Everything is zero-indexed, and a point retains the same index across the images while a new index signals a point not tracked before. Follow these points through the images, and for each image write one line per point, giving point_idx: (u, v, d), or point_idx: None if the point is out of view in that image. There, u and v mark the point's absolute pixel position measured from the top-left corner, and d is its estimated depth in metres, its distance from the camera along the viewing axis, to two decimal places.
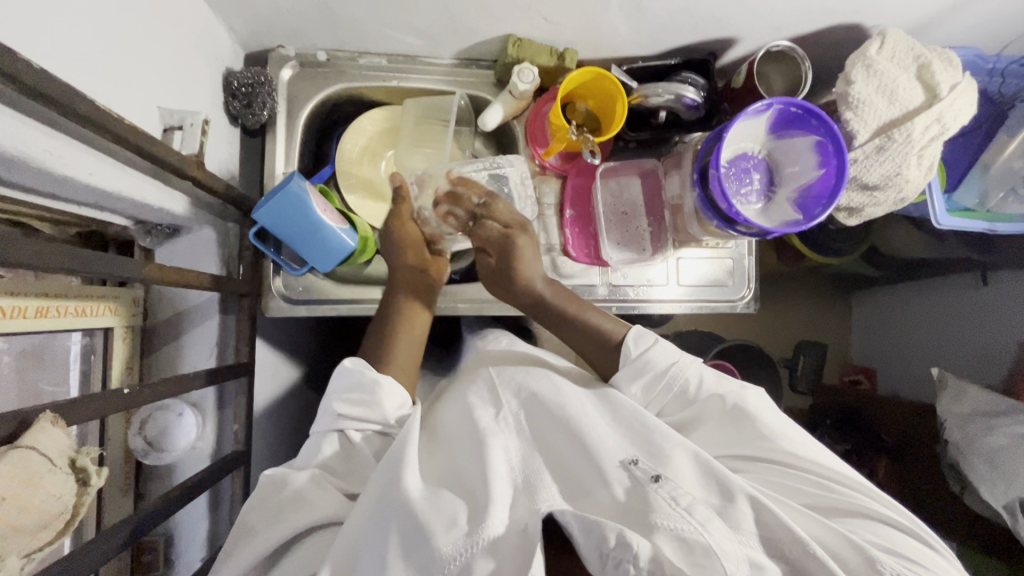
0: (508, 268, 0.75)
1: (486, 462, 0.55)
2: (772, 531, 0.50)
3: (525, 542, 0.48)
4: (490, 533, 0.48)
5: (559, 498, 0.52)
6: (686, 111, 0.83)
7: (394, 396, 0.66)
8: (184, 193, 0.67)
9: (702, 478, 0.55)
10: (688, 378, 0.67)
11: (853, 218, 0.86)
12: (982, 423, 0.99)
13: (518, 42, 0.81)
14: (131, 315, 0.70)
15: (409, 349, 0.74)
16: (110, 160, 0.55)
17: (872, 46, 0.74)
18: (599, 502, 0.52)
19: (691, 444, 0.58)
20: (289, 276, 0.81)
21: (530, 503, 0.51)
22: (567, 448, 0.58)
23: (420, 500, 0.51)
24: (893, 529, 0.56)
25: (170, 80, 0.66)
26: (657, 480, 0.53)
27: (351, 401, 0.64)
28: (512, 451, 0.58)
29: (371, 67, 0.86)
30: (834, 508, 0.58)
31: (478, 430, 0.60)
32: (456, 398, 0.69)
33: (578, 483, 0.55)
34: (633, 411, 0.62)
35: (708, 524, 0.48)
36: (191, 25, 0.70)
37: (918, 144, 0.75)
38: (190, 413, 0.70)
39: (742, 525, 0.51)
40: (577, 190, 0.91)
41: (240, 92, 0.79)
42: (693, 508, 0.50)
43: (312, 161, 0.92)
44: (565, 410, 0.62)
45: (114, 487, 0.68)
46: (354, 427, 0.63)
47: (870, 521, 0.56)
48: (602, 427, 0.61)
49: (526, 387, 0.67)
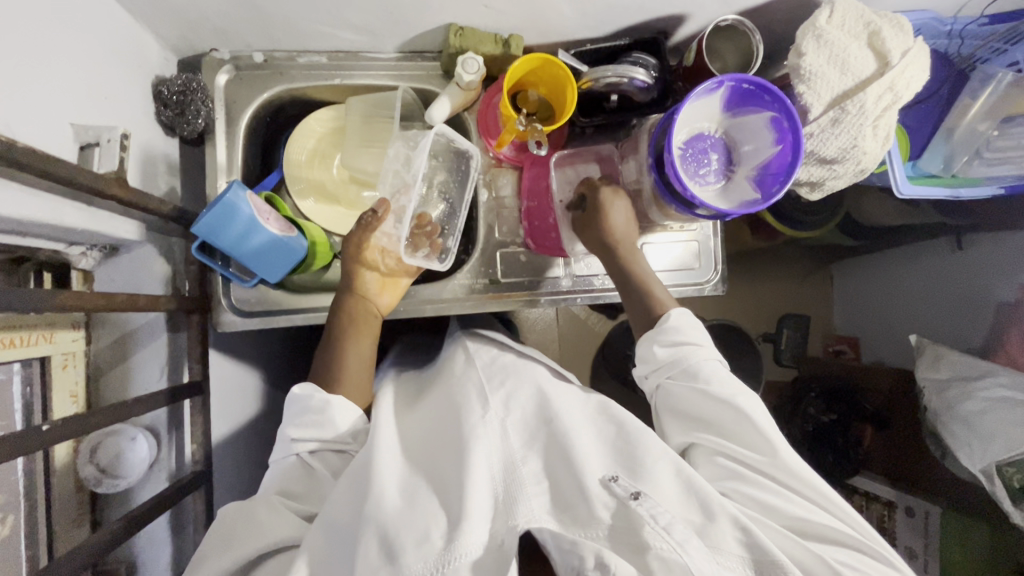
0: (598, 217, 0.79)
1: (466, 473, 0.54)
2: (755, 548, 0.50)
3: (501, 558, 0.49)
4: (464, 552, 0.49)
5: (540, 513, 0.51)
6: (639, 94, 0.80)
7: (347, 413, 0.65)
8: (111, 212, 0.64)
9: (682, 495, 0.54)
10: (701, 363, 0.66)
11: (816, 192, 0.84)
12: (960, 388, 0.99)
13: (460, 31, 0.78)
14: (71, 341, 0.68)
15: (364, 366, 0.72)
16: (9, 182, 0.51)
17: (821, 15, 0.71)
18: (579, 516, 0.51)
19: (672, 457, 0.57)
20: (239, 288, 0.79)
21: (506, 518, 0.51)
22: (548, 458, 0.57)
23: (394, 515, 0.52)
24: (869, 557, 0.55)
25: (86, 93, 0.62)
26: (637, 497, 0.52)
27: (302, 424, 0.64)
28: (494, 459, 0.57)
29: (311, 66, 0.83)
30: (812, 531, 0.57)
31: (462, 439, 0.59)
32: (442, 404, 0.68)
33: (563, 495, 0.53)
34: (620, 428, 0.62)
35: (686, 544, 0.49)
36: (106, 33, 0.66)
37: (873, 114, 0.73)
38: (143, 437, 0.69)
39: (722, 545, 0.50)
40: (533, 181, 0.87)
41: (172, 100, 0.75)
42: (672, 529, 0.50)
43: (261, 167, 0.89)
44: (554, 423, 0.61)
45: (65, 518, 0.66)
46: (308, 449, 0.63)
47: (844, 548, 0.55)
48: (589, 442, 0.59)
49: (517, 397, 0.65)
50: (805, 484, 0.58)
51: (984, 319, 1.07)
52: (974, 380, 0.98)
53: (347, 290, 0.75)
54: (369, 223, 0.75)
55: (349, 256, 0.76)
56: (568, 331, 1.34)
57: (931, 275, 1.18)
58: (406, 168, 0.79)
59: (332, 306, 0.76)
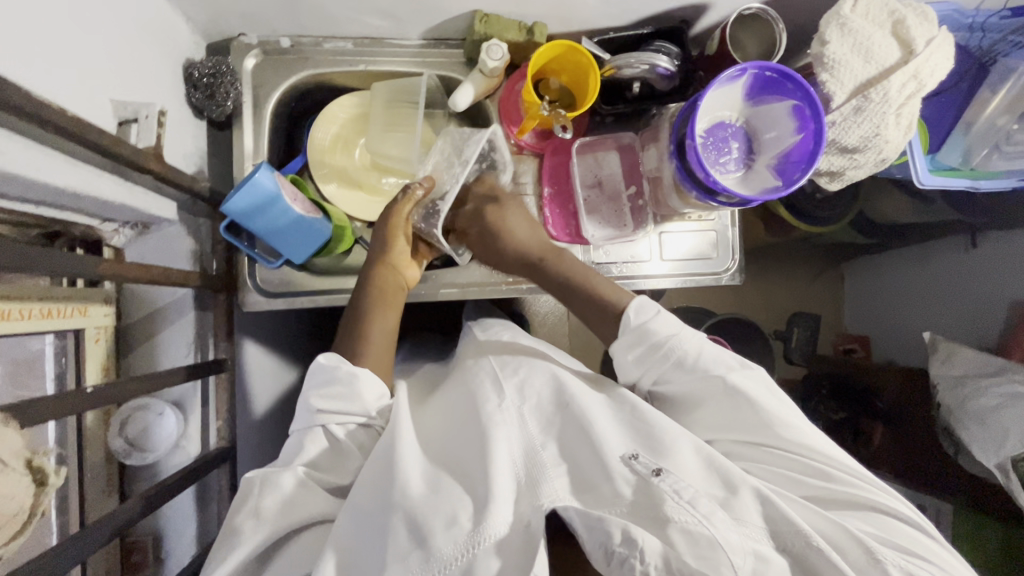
0: (491, 232, 0.78)
1: (488, 456, 0.54)
2: (775, 521, 0.51)
3: (528, 539, 0.49)
4: (492, 533, 0.49)
5: (563, 493, 0.52)
6: (660, 81, 0.81)
7: (374, 389, 0.65)
8: (146, 188, 0.65)
9: (705, 471, 0.54)
10: (688, 347, 0.64)
11: (835, 183, 0.84)
12: (974, 383, 0.99)
13: (485, 18, 0.79)
14: (103, 316, 0.69)
15: (388, 337, 0.71)
16: (53, 152, 0.53)
17: (845, 4, 0.72)
18: (603, 496, 0.51)
19: (692, 437, 0.58)
20: (264, 268, 0.79)
21: (532, 498, 0.51)
22: (570, 441, 0.57)
23: (420, 498, 0.52)
24: (892, 520, 0.56)
25: (122, 71, 0.63)
26: (659, 473, 0.52)
27: (328, 396, 0.62)
28: (514, 442, 0.57)
29: (337, 52, 0.84)
30: (834, 500, 0.57)
31: (481, 423, 0.59)
32: (459, 389, 0.69)
33: (584, 476, 0.54)
34: (636, 407, 0.62)
35: (711, 516, 0.49)
36: (141, 13, 0.67)
37: (896, 103, 0.73)
38: (171, 412, 0.70)
39: (746, 517, 0.51)
40: (555, 168, 0.89)
41: (202, 83, 0.77)
42: (697, 502, 0.49)
43: (285, 152, 0.90)
44: (572, 406, 0.61)
45: (95, 488, 0.68)
46: (335, 422, 0.62)
47: (869, 512, 0.56)
48: (608, 425, 0.59)
49: (532, 384, 0.65)
50: (821, 454, 0.59)
51: (995, 318, 1.08)
52: (989, 376, 0.98)
53: (376, 264, 0.74)
54: (411, 195, 0.75)
55: (379, 230, 0.75)
56: (579, 326, 1.34)
57: (945, 273, 1.18)
58: (457, 156, 0.79)
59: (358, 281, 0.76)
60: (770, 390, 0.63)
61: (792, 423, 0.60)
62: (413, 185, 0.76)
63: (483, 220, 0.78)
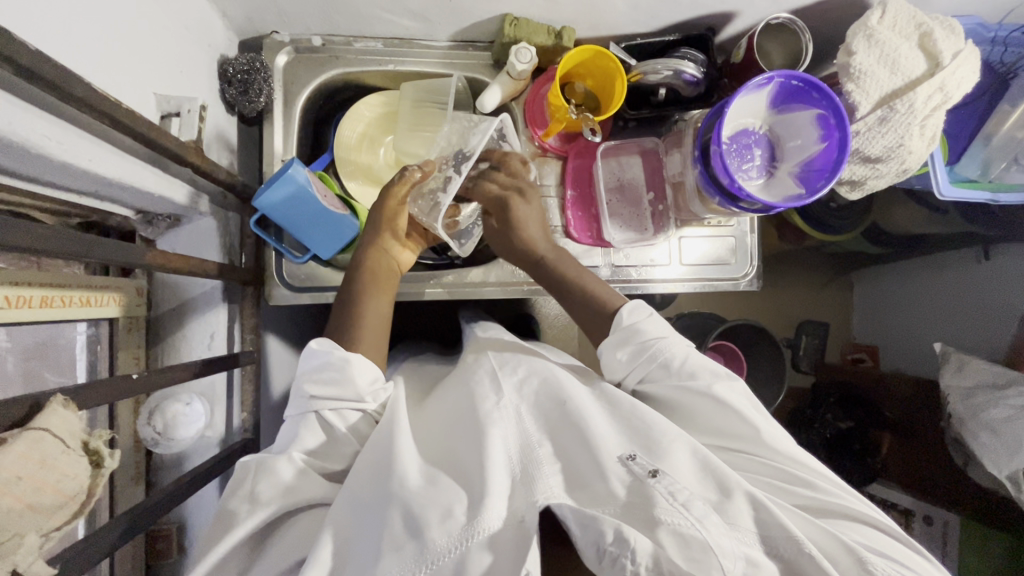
0: (509, 227, 0.80)
1: (486, 452, 0.54)
2: (769, 528, 0.50)
3: (521, 534, 0.48)
4: (486, 527, 0.48)
5: (557, 490, 0.51)
6: (686, 88, 0.82)
7: (366, 372, 0.64)
8: (183, 181, 0.67)
9: (700, 476, 0.54)
10: (675, 353, 0.66)
11: (856, 191, 0.86)
12: (987, 395, 0.99)
13: (515, 21, 0.80)
14: (135, 305, 0.71)
15: (380, 322, 0.72)
16: (103, 144, 0.54)
17: (873, 16, 0.73)
18: (596, 495, 0.51)
19: (689, 440, 0.57)
20: (291, 264, 0.81)
21: (527, 495, 0.51)
22: (564, 440, 0.57)
23: (417, 492, 0.52)
24: (883, 535, 0.55)
25: (165, 66, 0.65)
26: (655, 475, 0.52)
27: (322, 382, 0.63)
28: (511, 441, 0.57)
29: (366, 51, 0.85)
30: (825, 510, 0.57)
31: (478, 420, 0.59)
32: (456, 388, 0.68)
33: (577, 474, 0.53)
34: (631, 407, 0.62)
35: (705, 519, 0.48)
36: (184, 11, 0.69)
37: (921, 114, 0.74)
38: (198, 402, 0.70)
39: (739, 522, 0.51)
40: (578, 171, 0.90)
41: (236, 79, 0.78)
42: (691, 504, 0.49)
43: (312, 149, 0.91)
44: (567, 406, 0.61)
45: (124, 477, 0.69)
46: (329, 408, 0.62)
47: (858, 524, 0.56)
48: (604, 424, 0.60)
49: (531, 383, 0.66)
50: (806, 468, 0.60)
51: (1007, 326, 1.07)
52: (1000, 388, 0.98)
53: (370, 247, 0.74)
54: (411, 179, 0.74)
55: (374, 212, 0.75)
56: None
57: (956, 284, 1.19)
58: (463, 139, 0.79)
59: (351, 262, 0.76)
60: (757, 405, 0.64)
61: (773, 431, 0.61)
62: (412, 167, 0.75)
63: (505, 207, 0.79)
